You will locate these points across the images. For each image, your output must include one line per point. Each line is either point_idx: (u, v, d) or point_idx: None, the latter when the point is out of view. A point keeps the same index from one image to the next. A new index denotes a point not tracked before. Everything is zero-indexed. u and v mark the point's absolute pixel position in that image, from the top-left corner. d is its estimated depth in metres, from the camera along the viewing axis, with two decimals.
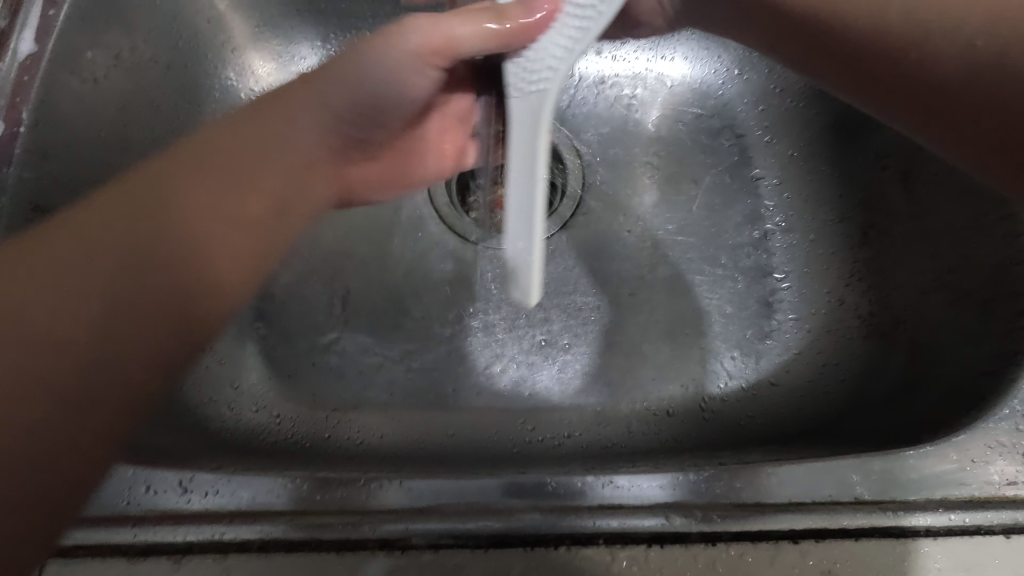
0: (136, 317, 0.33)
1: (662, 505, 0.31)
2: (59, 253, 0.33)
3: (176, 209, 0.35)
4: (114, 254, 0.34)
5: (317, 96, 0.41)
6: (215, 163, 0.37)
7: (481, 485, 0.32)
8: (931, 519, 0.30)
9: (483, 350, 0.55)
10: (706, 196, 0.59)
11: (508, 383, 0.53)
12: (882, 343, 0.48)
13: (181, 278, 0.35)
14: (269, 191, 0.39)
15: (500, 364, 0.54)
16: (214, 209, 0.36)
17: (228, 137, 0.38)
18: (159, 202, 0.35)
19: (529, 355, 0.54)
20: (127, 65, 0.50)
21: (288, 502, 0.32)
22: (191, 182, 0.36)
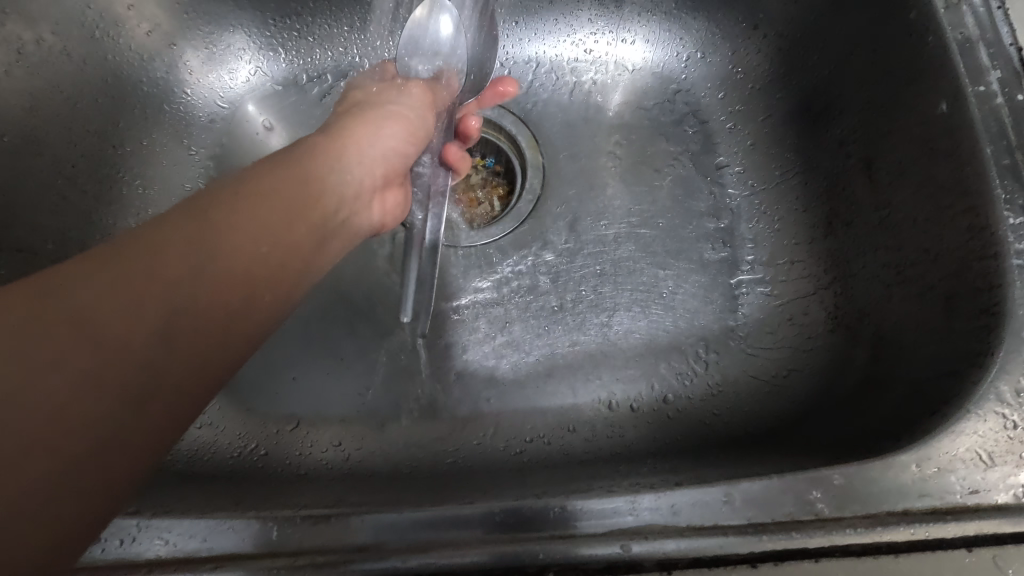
0: (167, 363, 0.26)
1: (618, 530, 0.29)
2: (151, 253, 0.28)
3: (251, 210, 0.31)
4: (193, 253, 0.28)
5: (388, 123, 0.44)
6: (287, 172, 0.34)
7: (431, 516, 0.30)
8: (892, 534, 0.29)
9: (471, 320, 0.53)
10: (669, 186, 0.57)
11: (486, 365, 0.52)
12: (847, 339, 0.47)
13: (219, 316, 0.28)
14: (327, 203, 0.36)
15: (486, 335, 0.53)
16: (287, 217, 0.32)
17: (303, 152, 0.36)
18: (235, 203, 0.31)
19: (513, 330, 0.53)
20: (33, 61, 0.46)
21: (215, 547, 0.28)
22: (234, 204, 0.31)
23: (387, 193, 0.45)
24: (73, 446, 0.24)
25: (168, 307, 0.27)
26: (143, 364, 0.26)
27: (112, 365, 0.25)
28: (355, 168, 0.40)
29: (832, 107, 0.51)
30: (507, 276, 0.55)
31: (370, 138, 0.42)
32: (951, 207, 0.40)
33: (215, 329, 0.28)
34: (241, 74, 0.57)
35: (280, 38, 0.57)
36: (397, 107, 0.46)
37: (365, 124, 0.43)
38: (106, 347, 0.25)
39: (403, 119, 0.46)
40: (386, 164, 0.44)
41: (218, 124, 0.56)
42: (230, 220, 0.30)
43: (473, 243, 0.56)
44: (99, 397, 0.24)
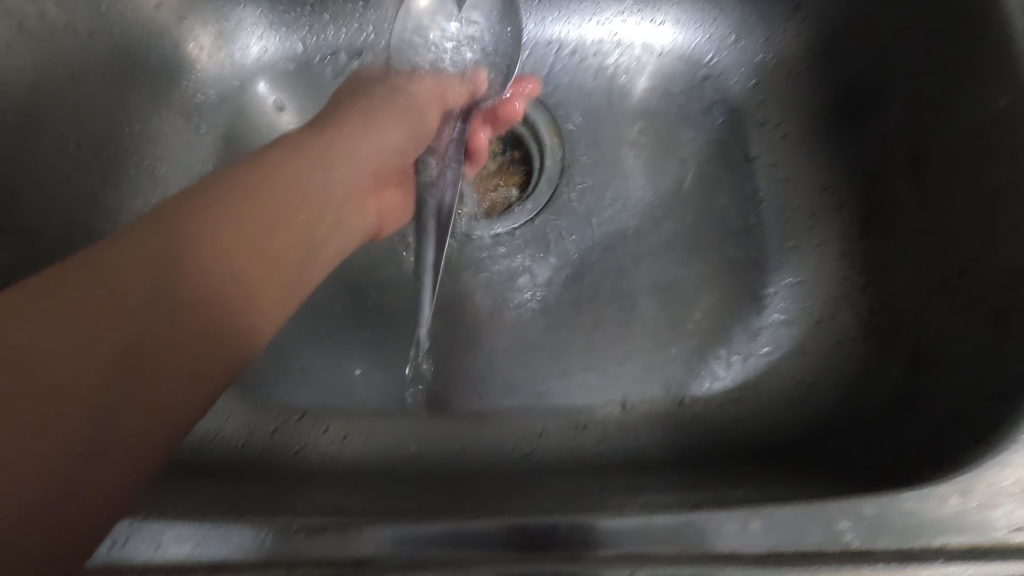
0: (144, 377, 0.28)
1: (631, 555, 0.27)
2: (110, 291, 0.29)
3: (211, 236, 0.32)
4: (148, 286, 0.29)
5: (371, 130, 0.43)
6: (251, 191, 0.34)
7: (433, 531, 0.28)
8: (930, 572, 0.27)
9: (504, 269, 0.53)
10: (696, 179, 0.54)
11: (520, 316, 0.52)
12: (879, 348, 0.44)
13: (194, 329, 0.30)
14: (301, 219, 0.36)
15: (520, 286, 0.52)
16: (250, 240, 0.33)
17: (270, 167, 0.36)
18: (196, 229, 0.32)
19: (548, 284, 0.52)
20: (35, 34, 0.44)
21: (209, 555, 0.27)
22: (202, 223, 0.32)
23: (380, 195, 0.45)
24: (56, 458, 0.25)
25: (140, 326, 0.29)
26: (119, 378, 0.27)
27: (78, 400, 0.26)
28: (339, 172, 0.40)
29: (876, 99, 0.47)
30: (521, 269, 0.53)
31: (360, 139, 0.42)
32: (1006, 214, 0.38)
33: (193, 344, 0.30)
34: (252, 51, 0.55)
35: (292, 14, 0.55)
36: (394, 101, 0.45)
37: (354, 125, 0.42)
38: (76, 373, 0.26)
39: (403, 118, 0.45)
40: (377, 164, 0.43)
41: (228, 103, 0.54)
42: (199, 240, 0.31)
43: (488, 233, 0.54)
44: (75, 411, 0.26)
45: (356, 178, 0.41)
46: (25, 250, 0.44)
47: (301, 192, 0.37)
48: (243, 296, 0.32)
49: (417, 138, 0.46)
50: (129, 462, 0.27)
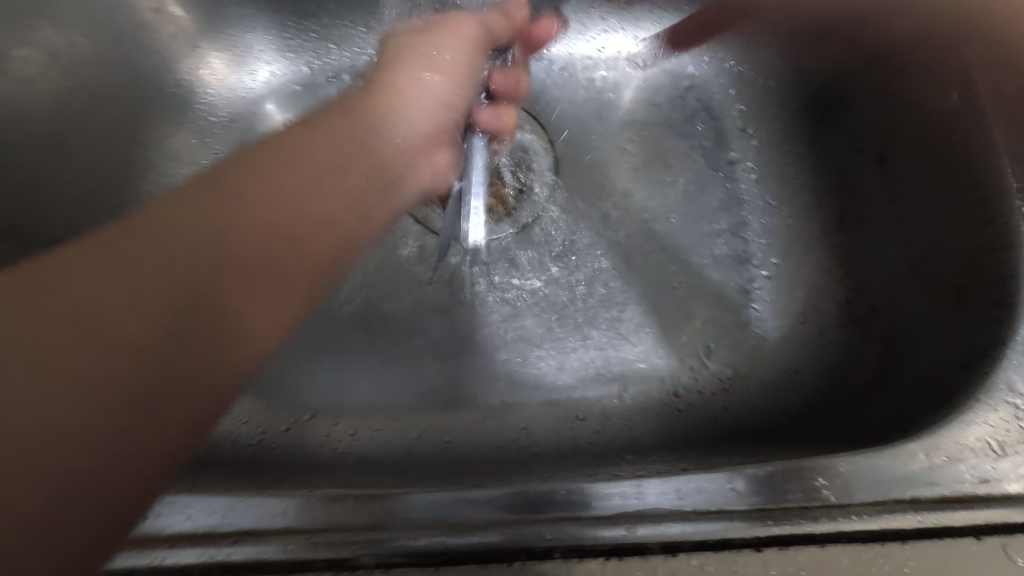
0: (204, 330, 0.29)
1: (625, 515, 0.30)
2: (174, 235, 0.29)
3: (274, 185, 0.32)
4: (211, 230, 0.30)
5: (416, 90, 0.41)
6: (307, 148, 0.35)
7: (441, 498, 0.31)
8: (898, 520, 0.29)
9: (492, 282, 0.55)
10: (681, 183, 0.58)
11: (514, 334, 0.54)
12: (859, 333, 0.47)
13: (239, 297, 0.30)
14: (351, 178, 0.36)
15: (508, 304, 0.55)
16: (305, 194, 0.33)
17: (326, 128, 0.36)
18: (257, 177, 0.32)
19: (532, 291, 0.55)
20: (64, 64, 0.49)
21: (235, 523, 0.30)
22: (249, 181, 0.32)
23: (436, 152, 0.43)
24: (107, 398, 0.26)
25: (175, 299, 0.28)
26: (155, 346, 0.27)
27: (136, 340, 0.27)
28: (392, 139, 0.39)
29: (845, 102, 0.51)
30: (519, 271, 0.56)
31: (409, 103, 0.41)
32: (963, 199, 0.41)
33: (229, 322, 0.29)
34: (261, 74, 0.58)
35: (299, 40, 0.58)
36: (436, 62, 0.42)
37: (398, 91, 0.41)
38: (126, 310, 0.27)
39: (443, 83, 0.43)
40: (431, 127, 0.42)
41: (239, 122, 0.57)
42: (231, 218, 0.31)
43: (487, 238, 0.57)
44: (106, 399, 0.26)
45: (410, 139, 0.41)
46: None
47: (356, 154, 0.36)
48: (292, 260, 0.32)
49: (461, 100, 0.44)
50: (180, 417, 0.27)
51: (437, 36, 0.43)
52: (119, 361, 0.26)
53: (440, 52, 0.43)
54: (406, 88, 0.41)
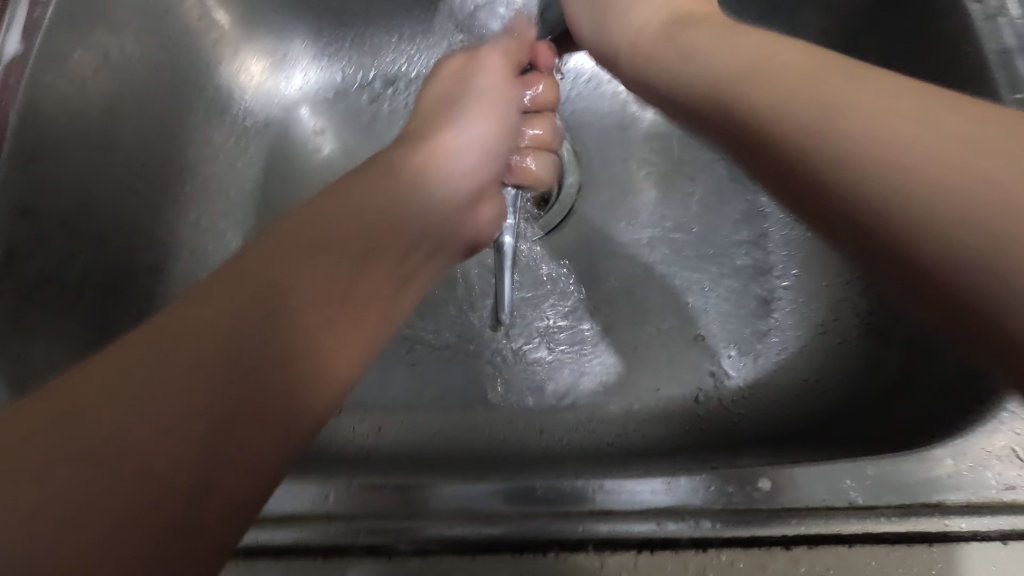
0: (300, 367, 0.26)
1: (653, 510, 0.30)
2: (275, 265, 0.27)
3: (369, 218, 0.31)
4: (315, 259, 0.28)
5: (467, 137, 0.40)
6: (394, 181, 0.34)
7: (474, 489, 0.31)
8: (927, 523, 0.29)
9: (510, 283, 0.56)
10: (703, 193, 0.59)
11: (533, 334, 0.54)
12: (881, 343, 0.47)
13: (336, 329, 0.28)
14: (422, 216, 0.35)
15: (528, 305, 0.56)
16: (390, 222, 0.32)
17: (408, 166, 0.36)
18: (357, 209, 0.31)
19: (548, 293, 0.56)
20: (114, 65, 0.50)
21: (276, 507, 0.31)
22: (349, 210, 0.31)
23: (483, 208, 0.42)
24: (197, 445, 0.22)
25: (276, 328, 0.25)
26: (256, 380, 0.24)
27: (232, 378, 0.24)
28: (455, 180, 0.38)
29: None
30: (544, 275, 0.57)
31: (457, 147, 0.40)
32: None
33: (323, 355, 0.27)
34: (296, 81, 0.61)
35: (333, 48, 0.61)
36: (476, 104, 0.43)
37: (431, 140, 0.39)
38: (230, 337, 0.24)
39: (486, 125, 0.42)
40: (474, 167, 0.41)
41: (272, 127, 0.59)
42: (334, 245, 0.29)
43: (512, 243, 0.58)
44: (210, 410, 0.23)
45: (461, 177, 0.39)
46: (97, 256, 0.48)
47: (433, 194, 0.36)
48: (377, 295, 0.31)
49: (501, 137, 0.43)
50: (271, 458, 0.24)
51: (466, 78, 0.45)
52: (206, 415, 0.23)
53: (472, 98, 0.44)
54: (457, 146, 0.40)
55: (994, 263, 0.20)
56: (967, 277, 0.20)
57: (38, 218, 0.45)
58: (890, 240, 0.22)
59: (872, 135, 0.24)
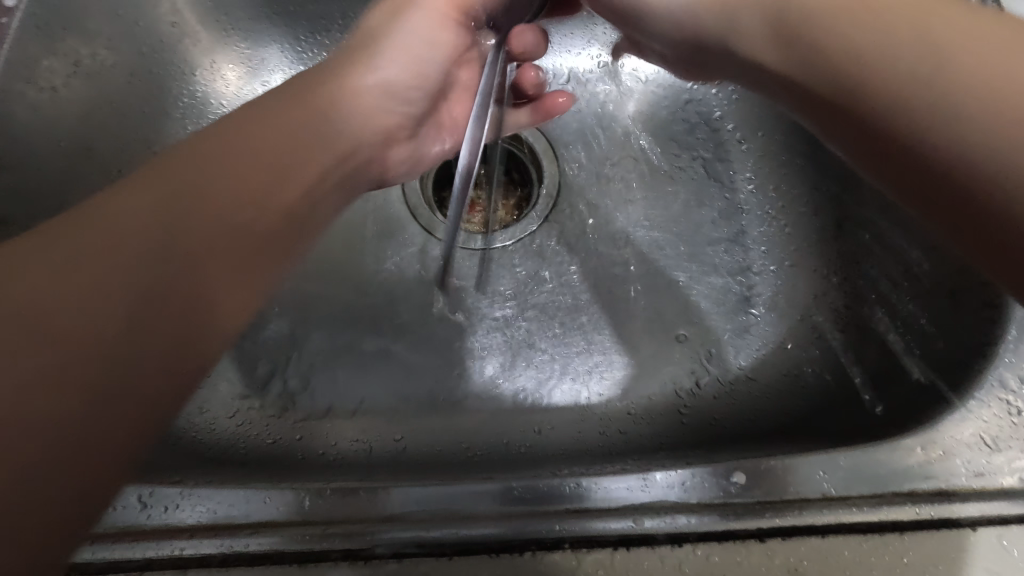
0: (148, 339, 0.28)
1: (630, 506, 0.31)
2: (107, 227, 0.29)
3: (208, 160, 0.33)
4: (182, 207, 0.31)
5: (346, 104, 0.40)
6: (260, 132, 0.35)
7: (452, 490, 0.31)
8: (899, 513, 0.30)
9: (494, 285, 0.56)
10: (682, 192, 0.59)
11: (517, 336, 0.54)
12: (857, 337, 0.48)
13: (196, 292, 0.30)
14: (293, 159, 0.36)
15: (511, 305, 0.56)
16: (223, 172, 0.33)
17: (257, 111, 0.37)
18: (184, 162, 0.33)
19: (530, 296, 0.56)
20: (88, 74, 0.50)
21: (251, 515, 0.31)
22: (199, 156, 0.33)
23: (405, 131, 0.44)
24: (66, 409, 0.25)
25: (131, 307, 0.28)
26: (142, 347, 0.28)
27: (84, 354, 0.26)
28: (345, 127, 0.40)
29: None
30: (524, 278, 0.57)
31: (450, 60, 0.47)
32: None
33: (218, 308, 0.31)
34: (273, 87, 0.60)
35: (311, 54, 0.60)
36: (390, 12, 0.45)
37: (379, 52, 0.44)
38: (69, 330, 0.26)
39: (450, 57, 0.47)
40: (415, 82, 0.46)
41: None
42: (190, 192, 0.31)
43: (490, 245, 0.58)
44: (102, 342, 0.26)
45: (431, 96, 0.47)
46: None
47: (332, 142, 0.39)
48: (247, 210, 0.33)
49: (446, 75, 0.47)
50: (160, 396, 0.28)
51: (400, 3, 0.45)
52: (72, 393, 0.25)
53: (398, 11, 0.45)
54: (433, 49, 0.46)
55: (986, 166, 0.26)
56: (991, 181, 0.26)
57: None
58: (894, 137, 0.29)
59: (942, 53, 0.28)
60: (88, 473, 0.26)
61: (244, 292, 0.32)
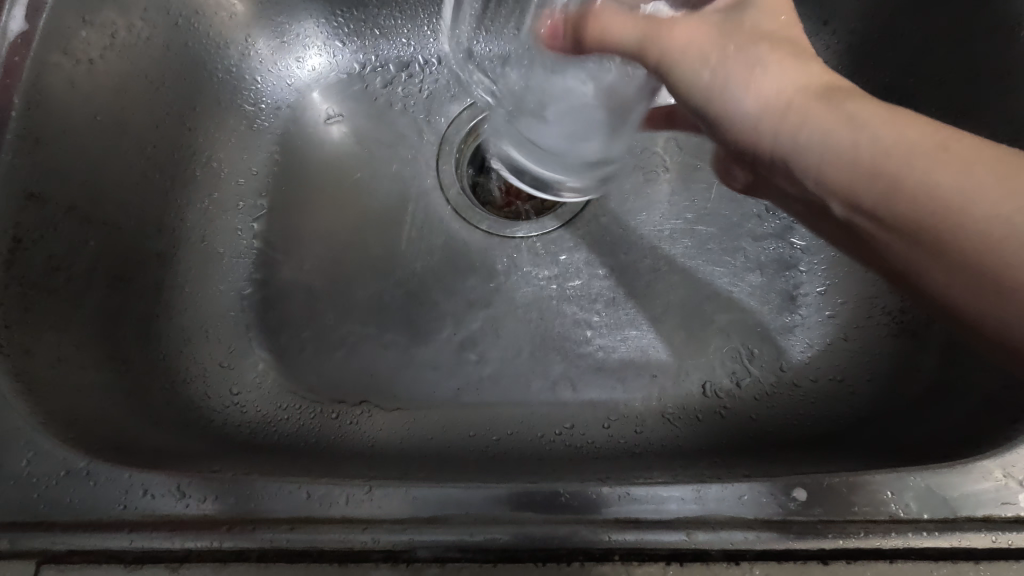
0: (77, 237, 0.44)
1: (683, 519, 0.29)
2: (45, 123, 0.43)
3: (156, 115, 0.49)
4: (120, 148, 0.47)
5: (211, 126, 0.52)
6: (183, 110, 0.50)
7: (489, 494, 0.30)
8: (974, 539, 0.28)
9: (530, 276, 0.55)
10: (725, 184, 0.57)
11: (554, 329, 0.53)
12: (911, 344, 0.46)
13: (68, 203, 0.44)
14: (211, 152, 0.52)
15: (549, 297, 0.54)
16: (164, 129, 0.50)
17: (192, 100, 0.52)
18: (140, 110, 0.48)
19: (567, 290, 0.54)
20: (122, 44, 0.48)
21: (288, 510, 0.30)
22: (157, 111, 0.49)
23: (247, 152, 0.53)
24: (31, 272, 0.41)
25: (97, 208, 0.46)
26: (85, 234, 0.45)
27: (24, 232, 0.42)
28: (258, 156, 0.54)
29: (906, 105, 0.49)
30: (561, 270, 0.55)
31: (819, 122, 0.31)
32: None
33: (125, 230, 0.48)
34: (308, 63, 0.60)
35: (346, 28, 0.60)
36: (781, 48, 0.33)
37: (850, 94, 0.32)
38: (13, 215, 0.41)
39: (784, 82, 0.33)
40: (931, 131, 0.29)
41: (285, 111, 0.59)
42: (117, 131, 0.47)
43: (525, 235, 0.56)
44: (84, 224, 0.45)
45: (844, 190, 0.31)
46: (106, 243, 0.46)
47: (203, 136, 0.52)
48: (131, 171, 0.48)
49: (695, 58, 0.34)
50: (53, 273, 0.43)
51: (661, 40, 0.35)
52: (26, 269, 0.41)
53: (791, 46, 0.34)
54: (712, 108, 0.36)
55: (874, 191, 0.30)
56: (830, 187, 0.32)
57: (45, 202, 0.43)
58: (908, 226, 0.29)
59: (855, 145, 0.30)
60: (32, 306, 0.41)
61: (134, 228, 0.48)
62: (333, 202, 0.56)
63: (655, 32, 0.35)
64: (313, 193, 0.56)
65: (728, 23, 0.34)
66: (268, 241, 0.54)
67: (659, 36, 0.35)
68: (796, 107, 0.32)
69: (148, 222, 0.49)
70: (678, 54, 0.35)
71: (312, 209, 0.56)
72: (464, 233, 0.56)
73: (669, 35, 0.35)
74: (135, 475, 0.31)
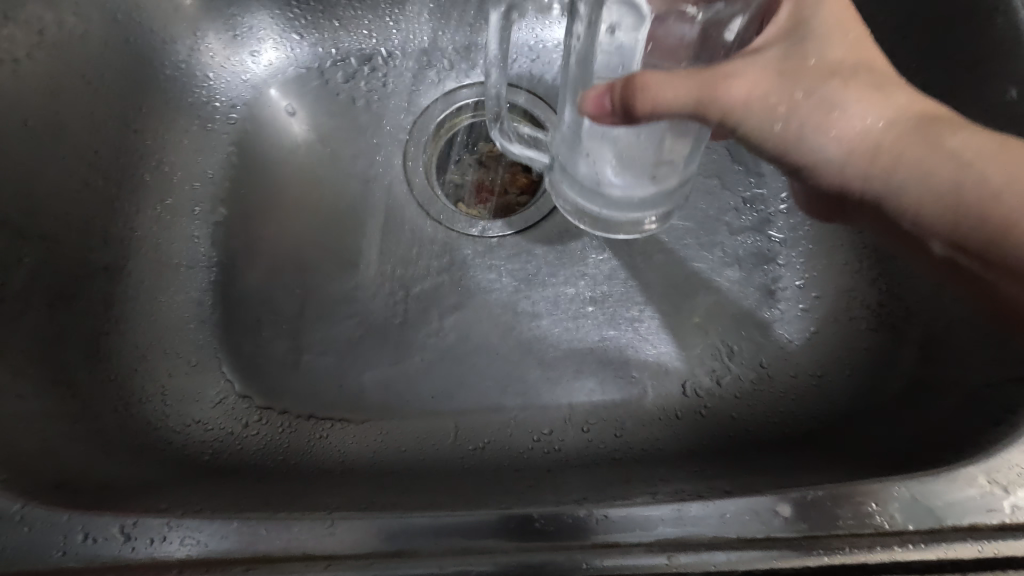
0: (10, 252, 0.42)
1: (664, 541, 0.28)
2: None
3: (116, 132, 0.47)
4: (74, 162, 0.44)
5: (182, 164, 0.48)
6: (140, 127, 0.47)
7: (456, 522, 0.28)
8: (960, 550, 0.27)
9: (504, 277, 0.53)
10: (701, 177, 0.55)
11: (530, 332, 0.51)
12: (891, 337, 0.46)
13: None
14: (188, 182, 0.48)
15: (524, 299, 0.52)
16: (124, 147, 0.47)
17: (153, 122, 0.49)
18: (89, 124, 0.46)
19: (542, 291, 0.52)
20: (54, 42, 0.45)
21: (243, 549, 0.28)
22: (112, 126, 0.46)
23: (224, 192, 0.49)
24: None
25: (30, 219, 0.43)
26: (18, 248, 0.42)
27: None
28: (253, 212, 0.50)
29: None
30: (535, 270, 0.53)
31: (911, 163, 0.33)
32: None
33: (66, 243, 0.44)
34: (264, 57, 0.56)
35: (304, 20, 0.57)
36: (862, 80, 0.33)
37: (947, 123, 0.33)
38: None
39: (870, 118, 0.33)
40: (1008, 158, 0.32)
41: (240, 109, 0.55)
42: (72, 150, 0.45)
43: (498, 234, 0.54)
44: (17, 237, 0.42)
45: (949, 231, 0.33)
46: (44, 258, 0.43)
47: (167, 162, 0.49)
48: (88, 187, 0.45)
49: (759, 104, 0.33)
50: None
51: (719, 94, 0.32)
52: None
53: (873, 75, 0.34)
54: (790, 157, 0.35)
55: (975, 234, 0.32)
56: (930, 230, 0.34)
57: None
58: (980, 243, 0.32)
59: (955, 190, 0.32)
60: None
61: (76, 240, 0.45)
62: (295, 205, 0.54)
63: (710, 96, 0.32)
64: (273, 197, 0.53)
65: (791, 62, 0.33)
66: (227, 249, 0.51)
67: (725, 85, 0.33)
68: (881, 152, 0.33)
69: (92, 233, 0.46)
70: (746, 111, 0.33)
71: (273, 213, 0.53)
72: (434, 234, 0.54)
73: (728, 89, 0.32)
74: (74, 517, 0.28)
